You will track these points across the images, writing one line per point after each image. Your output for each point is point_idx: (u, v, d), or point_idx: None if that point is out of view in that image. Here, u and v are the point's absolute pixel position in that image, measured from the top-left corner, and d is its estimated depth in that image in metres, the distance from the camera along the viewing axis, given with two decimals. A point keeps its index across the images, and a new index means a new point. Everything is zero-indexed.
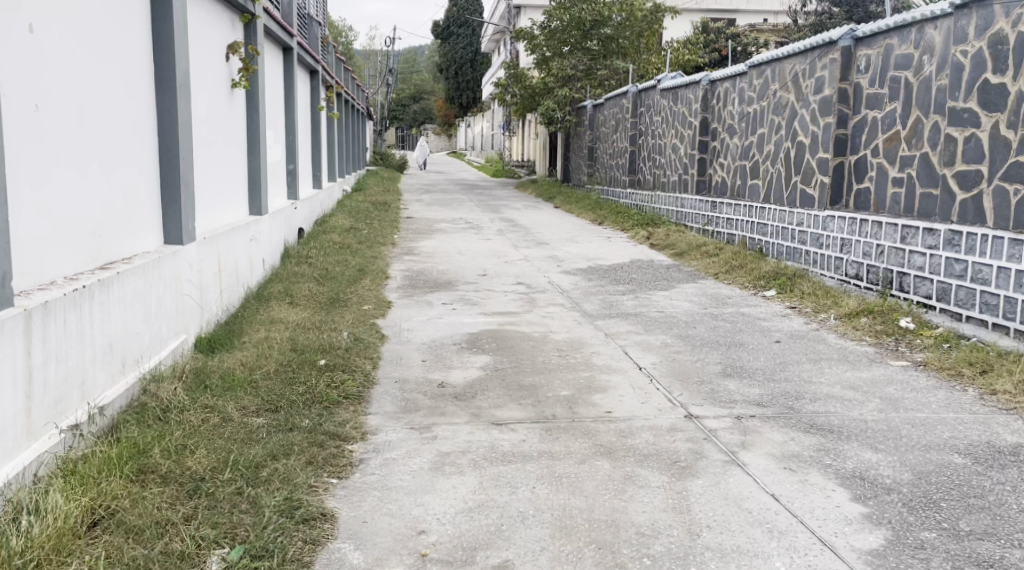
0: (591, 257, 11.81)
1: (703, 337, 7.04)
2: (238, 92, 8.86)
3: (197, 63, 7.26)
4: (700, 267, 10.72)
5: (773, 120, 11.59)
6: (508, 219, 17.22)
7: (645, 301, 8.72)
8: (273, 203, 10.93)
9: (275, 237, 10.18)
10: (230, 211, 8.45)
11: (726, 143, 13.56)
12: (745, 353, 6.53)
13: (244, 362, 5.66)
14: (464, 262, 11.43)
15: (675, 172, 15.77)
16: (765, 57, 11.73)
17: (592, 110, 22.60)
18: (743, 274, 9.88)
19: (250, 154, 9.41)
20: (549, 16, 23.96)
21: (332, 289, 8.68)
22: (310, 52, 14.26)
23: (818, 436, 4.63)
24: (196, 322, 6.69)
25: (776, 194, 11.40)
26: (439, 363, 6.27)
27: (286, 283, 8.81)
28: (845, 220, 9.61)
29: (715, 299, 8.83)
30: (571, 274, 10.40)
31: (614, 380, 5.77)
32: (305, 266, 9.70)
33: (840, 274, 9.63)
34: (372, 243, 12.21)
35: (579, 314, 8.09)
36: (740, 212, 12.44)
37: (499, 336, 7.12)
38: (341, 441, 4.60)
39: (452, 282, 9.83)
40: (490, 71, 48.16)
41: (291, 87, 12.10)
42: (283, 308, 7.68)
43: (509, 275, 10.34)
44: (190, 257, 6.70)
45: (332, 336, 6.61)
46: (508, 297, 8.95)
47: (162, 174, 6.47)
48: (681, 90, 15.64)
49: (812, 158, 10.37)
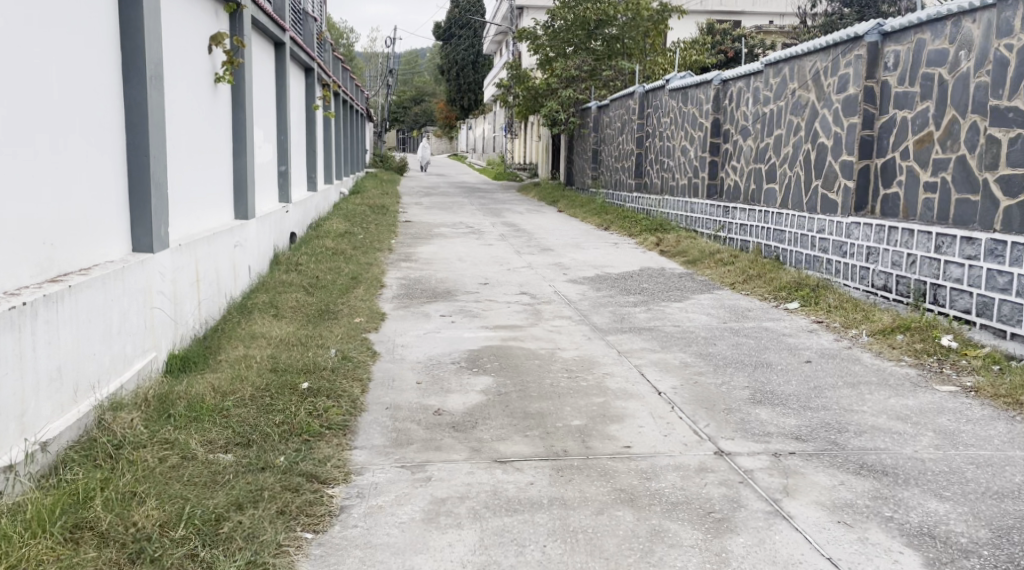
0: (598, 264, 11.19)
1: (726, 356, 6.43)
2: (222, 88, 8.27)
3: (175, 55, 6.66)
4: (714, 276, 10.09)
5: (791, 120, 10.99)
6: (511, 223, 16.61)
7: (658, 314, 8.11)
8: (262, 207, 10.31)
9: (263, 242, 9.58)
10: (212, 216, 7.85)
11: (740, 145, 12.95)
12: (775, 375, 5.90)
13: (215, 386, 5.03)
14: (465, 269, 10.81)
15: (684, 175, 15.16)
16: (782, 55, 11.12)
17: (597, 112, 22.04)
18: (762, 284, 9.25)
19: (237, 156, 8.82)
20: (552, 15, 23.56)
21: (321, 299, 8.06)
22: (305, 48, 13.70)
23: (871, 481, 4.02)
24: (169, 338, 6.08)
25: (795, 199, 10.79)
26: (436, 385, 5.66)
27: (272, 292, 8.20)
28: (871, 227, 9.00)
29: (734, 311, 8.20)
30: (578, 283, 9.79)
31: (632, 407, 5.15)
32: (294, 274, 9.08)
33: (866, 285, 9.01)
34: (367, 250, 11.59)
35: (589, 329, 7.47)
36: (756, 217, 11.83)
37: (502, 354, 6.50)
38: (319, 484, 3.98)
39: (451, 292, 9.21)
40: (491, 73, 47.59)
41: (283, 84, 11.50)
42: (266, 322, 7.06)
43: (512, 284, 9.72)
44: (163, 266, 6.10)
45: (318, 355, 5.99)
46: (511, 309, 8.33)
47: (130, 174, 5.87)
48: (691, 90, 15.04)
49: (834, 161, 9.76)
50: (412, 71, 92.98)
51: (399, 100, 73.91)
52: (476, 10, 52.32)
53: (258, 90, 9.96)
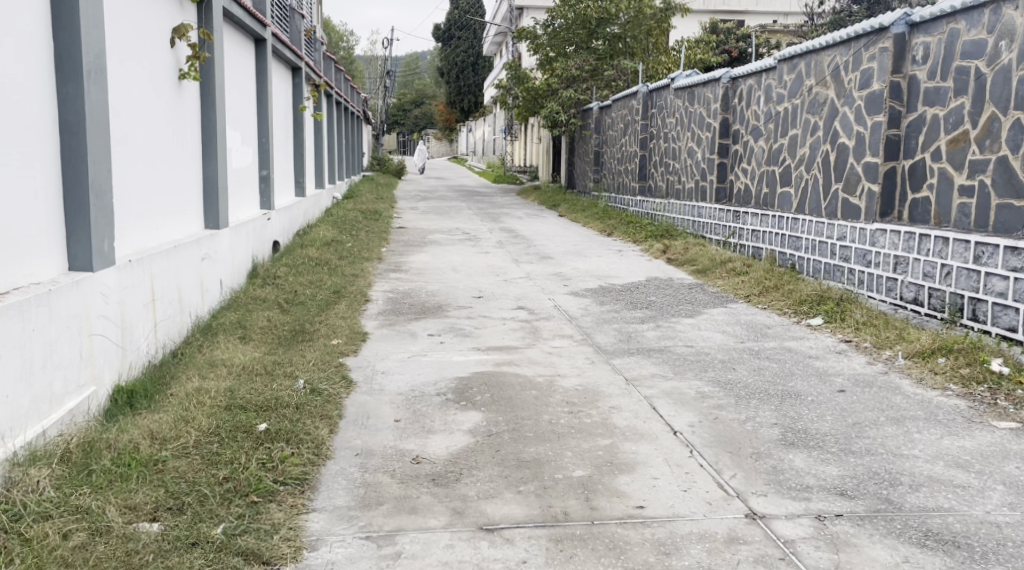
0: (602, 274, 10.45)
1: (748, 384, 5.67)
2: (185, 86, 7.53)
3: (122, 46, 5.95)
4: (726, 287, 9.32)
5: (807, 119, 10.24)
6: (509, 229, 15.85)
7: (669, 332, 7.35)
8: (238, 215, 9.56)
9: (239, 254, 8.85)
10: (172, 227, 7.12)
11: (751, 147, 12.23)
12: (805, 408, 5.13)
13: (151, 431, 4.31)
14: (458, 281, 10.05)
15: (691, 179, 14.41)
16: (797, 49, 10.37)
17: (598, 113, 21.31)
18: (780, 297, 8.49)
19: (206, 159, 8.11)
20: (552, 13, 22.95)
21: (296, 318, 7.32)
22: (291, 47, 13.00)
23: (942, 557, 3.33)
24: (113, 369, 5.36)
25: (812, 203, 10.05)
26: (416, 424, 4.91)
27: (243, 310, 7.47)
28: (899, 234, 8.25)
29: (751, 328, 7.45)
30: (580, 296, 9.06)
31: (643, 452, 4.40)
32: (270, 289, 8.34)
33: (893, 298, 8.25)
34: (355, 259, 10.86)
35: (592, 350, 6.71)
36: (770, 223, 11.09)
37: (493, 383, 5.74)
38: (259, 565, 3.31)
39: (442, 307, 8.46)
40: (491, 75, 46.88)
41: (264, 84, 10.78)
42: (231, 347, 6.33)
43: (508, 297, 8.96)
44: (106, 285, 5.37)
45: (282, 388, 5.26)
46: (506, 327, 7.57)
47: (65, 182, 5.17)
48: (697, 88, 14.30)
49: (857, 163, 9.00)
50: (413, 73, 92.26)
51: (398, 103, 73.17)
52: (475, 11, 51.56)
53: (231, 88, 9.21)
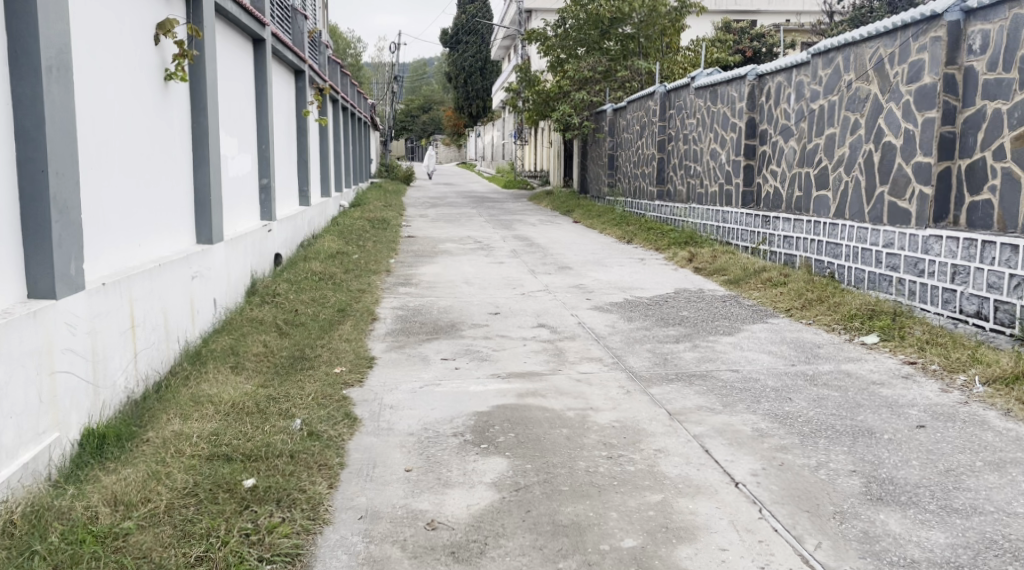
0: (626, 286, 9.73)
1: (810, 419, 4.93)
2: (171, 87, 6.85)
3: (89, 42, 5.29)
4: (763, 300, 8.58)
5: (846, 116, 9.51)
6: (523, 237, 15.13)
7: (709, 354, 6.61)
8: (234, 227, 8.85)
9: (235, 269, 8.14)
10: (154, 244, 6.43)
11: (781, 147, 11.51)
12: (884, 450, 4.39)
13: (113, 492, 3.62)
14: (472, 295, 9.33)
15: (715, 182, 13.68)
16: (835, 41, 9.65)
17: (613, 115, 20.61)
18: (826, 310, 7.74)
19: (197, 168, 7.42)
20: (563, 13, 22.26)
21: (295, 342, 6.62)
22: (292, 48, 12.36)
23: None
24: (83, 410, 4.67)
25: (853, 208, 9.30)
26: (430, 475, 4.19)
27: (238, 334, 6.76)
28: (955, 241, 7.49)
29: (801, 348, 6.70)
30: (605, 311, 8.33)
31: (703, 513, 3.68)
32: (270, 309, 7.64)
33: (951, 311, 7.50)
34: (361, 273, 10.16)
35: (626, 377, 5.97)
36: (805, 229, 10.35)
37: (518, 419, 5.01)
38: None
39: (455, 327, 7.74)
40: (499, 80, 46.25)
41: (262, 87, 10.10)
42: (220, 380, 5.62)
43: (528, 314, 8.23)
44: (74, 314, 4.68)
45: (275, 432, 4.55)
46: (528, 350, 6.85)
47: (23, 196, 4.50)
48: (720, 87, 13.59)
49: (906, 163, 8.26)
50: (421, 79, 91.70)
51: (406, 109, 72.71)
52: (482, 15, 50.93)
53: (225, 91, 8.53)
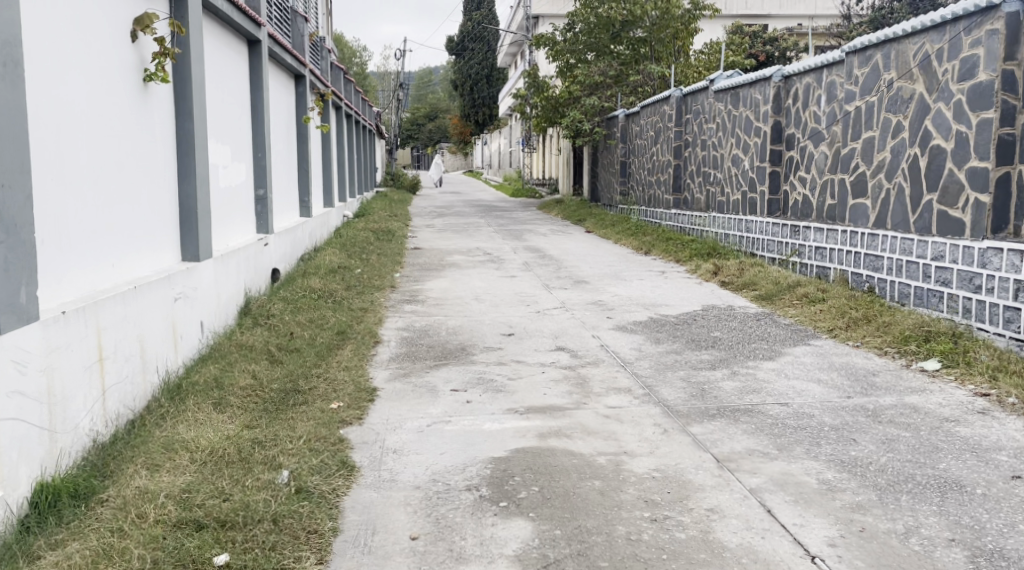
0: (649, 303, 9.03)
1: (884, 468, 4.23)
2: (152, 89, 6.20)
3: (45, 36, 4.65)
4: (802, 319, 7.87)
5: (886, 119, 8.84)
6: (535, 248, 14.44)
7: (751, 383, 5.90)
8: (226, 241, 8.16)
9: (227, 288, 7.46)
10: (130, 264, 5.76)
11: (809, 152, 10.84)
12: (982, 511, 3.69)
13: None
14: (483, 314, 8.64)
15: (737, 191, 12.98)
16: (873, 38, 8.99)
17: (625, 120, 19.93)
18: (875, 332, 7.03)
19: (182, 179, 6.74)
20: (573, 17, 21.64)
21: (288, 371, 5.93)
22: (293, 52, 11.72)
23: None
24: (35, 461, 3.99)
25: (897, 217, 8.60)
26: (441, 545, 3.55)
27: (225, 363, 6.06)
28: (1018, 254, 6.77)
29: (854, 376, 5.99)
30: (629, 332, 7.63)
31: None
32: (264, 333, 6.95)
33: (1015, 332, 6.77)
34: (363, 289, 9.48)
35: (661, 412, 5.26)
36: (840, 240, 9.66)
37: (541, 468, 4.32)
38: None
39: (466, 350, 7.05)
40: (506, 87, 45.69)
41: (259, 91, 9.44)
42: (200, 420, 4.93)
43: (544, 335, 7.52)
44: (25, 349, 4.00)
45: (257, 491, 3.87)
46: (547, 379, 6.15)
47: None
48: (742, 90, 12.92)
49: (959, 170, 7.58)
50: (426, 87, 91.29)
51: (412, 118, 72.21)
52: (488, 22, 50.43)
53: (216, 94, 7.88)
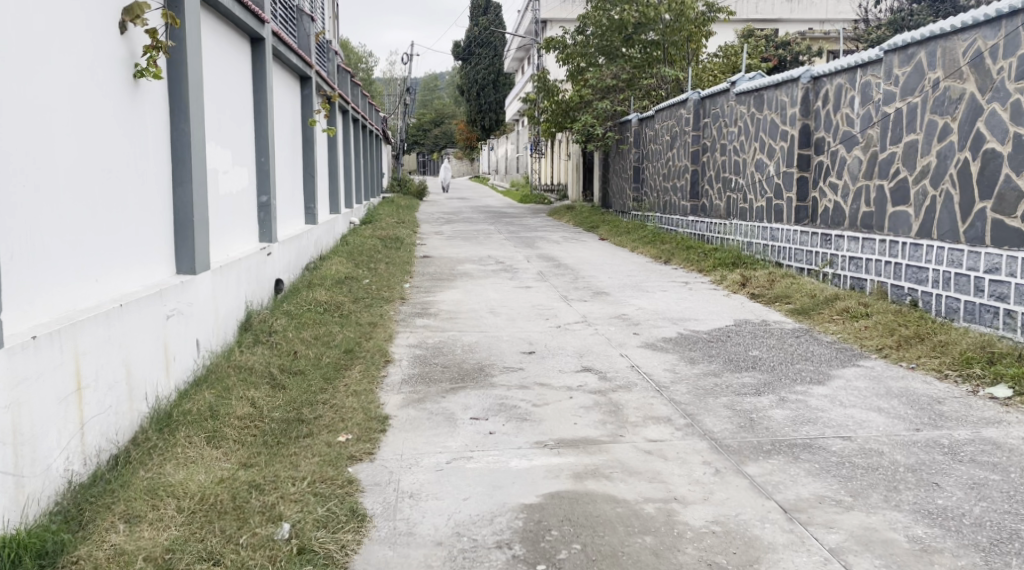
0: (677, 317, 8.45)
1: (980, 522, 3.71)
2: (143, 86, 5.64)
3: (10, 23, 4.10)
4: (846, 337, 7.29)
5: (930, 121, 8.29)
6: (549, 257, 13.86)
7: (804, 411, 5.31)
8: (225, 250, 7.59)
9: (226, 302, 6.90)
10: (116, 278, 5.21)
11: (841, 157, 10.27)
12: None
13: None
14: (500, 328, 8.06)
15: (761, 197, 12.40)
16: (916, 35, 8.43)
17: (638, 124, 19.38)
18: (930, 353, 6.45)
19: (177, 185, 6.17)
20: (584, 20, 21.07)
21: (290, 398, 5.36)
22: (298, 51, 11.16)
23: None
24: None
25: (945, 226, 8.02)
26: None
27: (222, 387, 5.49)
28: None
29: (917, 404, 5.43)
30: (661, 350, 7.05)
31: None
32: (265, 352, 6.39)
33: None
34: (372, 302, 8.91)
35: (709, 447, 4.68)
36: (878, 250, 9.09)
37: (583, 520, 3.76)
38: None
39: (485, 371, 6.47)
40: (513, 92, 45.12)
41: (261, 90, 8.88)
42: (191, 458, 4.36)
43: (568, 354, 6.95)
44: None
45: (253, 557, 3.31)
46: (577, 405, 5.57)
47: None
48: (767, 92, 12.34)
49: (1018, 176, 7.08)
50: (431, 92, 90.92)
51: (417, 123, 71.73)
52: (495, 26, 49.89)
53: (216, 94, 7.33)
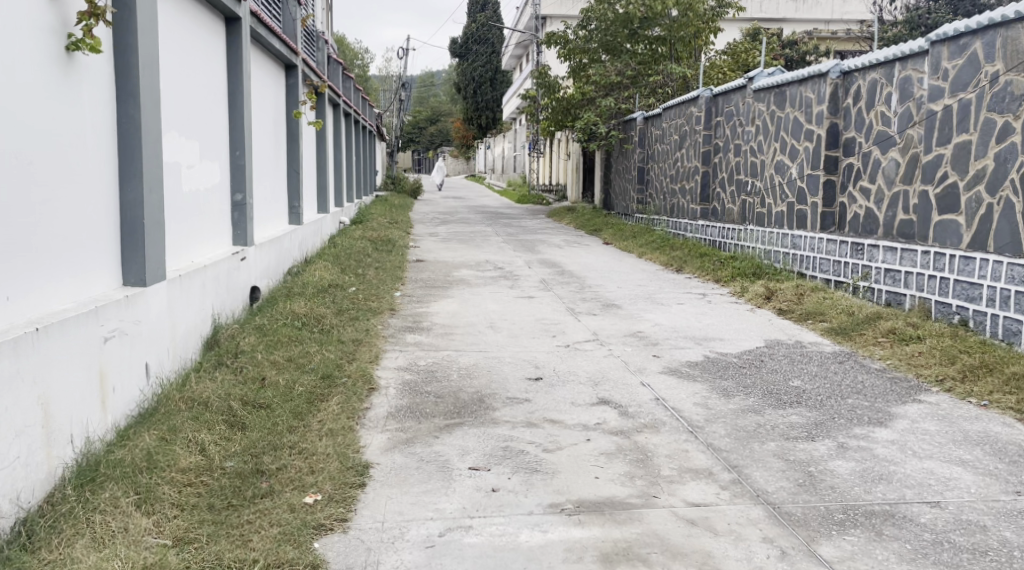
0: (699, 336, 7.53)
1: None
2: (78, 58, 4.65)
3: None
4: (896, 364, 6.37)
5: (987, 119, 7.38)
6: (551, 262, 12.93)
7: (873, 464, 4.39)
8: (186, 255, 6.63)
9: (186, 317, 5.93)
10: (35, 291, 4.24)
11: (874, 159, 9.36)
12: None
13: None
14: (501, 347, 7.13)
15: (781, 202, 11.48)
16: (973, 23, 7.51)
17: (643, 123, 18.45)
18: (1003, 387, 5.55)
19: (125, 181, 5.21)
20: (587, 14, 20.05)
21: (250, 441, 4.43)
22: (281, 36, 10.20)
23: None
24: None
25: (1004, 237, 7.12)
26: None
27: (168, 425, 4.56)
28: None
29: (1007, 456, 4.52)
30: (687, 377, 6.14)
31: None
32: (226, 379, 5.44)
33: None
34: (357, 314, 7.98)
35: (766, 514, 3.79)
36: (920, 262, 8.18)
37: None
38: None
39: (484, 402, 5.54)
40: (513, 90, 44.08)
41: (236, 76, 7.91)
42: (112, 533, 3.48)
43: (580, 381, 6.03)
44: None
45: None
46: (595, 450, 4.67)
47: None
48: (789, 88, 11.41)
49: None
50: (428, 90, 89.82)
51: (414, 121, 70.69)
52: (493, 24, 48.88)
53: (176, 76, 6.35)
